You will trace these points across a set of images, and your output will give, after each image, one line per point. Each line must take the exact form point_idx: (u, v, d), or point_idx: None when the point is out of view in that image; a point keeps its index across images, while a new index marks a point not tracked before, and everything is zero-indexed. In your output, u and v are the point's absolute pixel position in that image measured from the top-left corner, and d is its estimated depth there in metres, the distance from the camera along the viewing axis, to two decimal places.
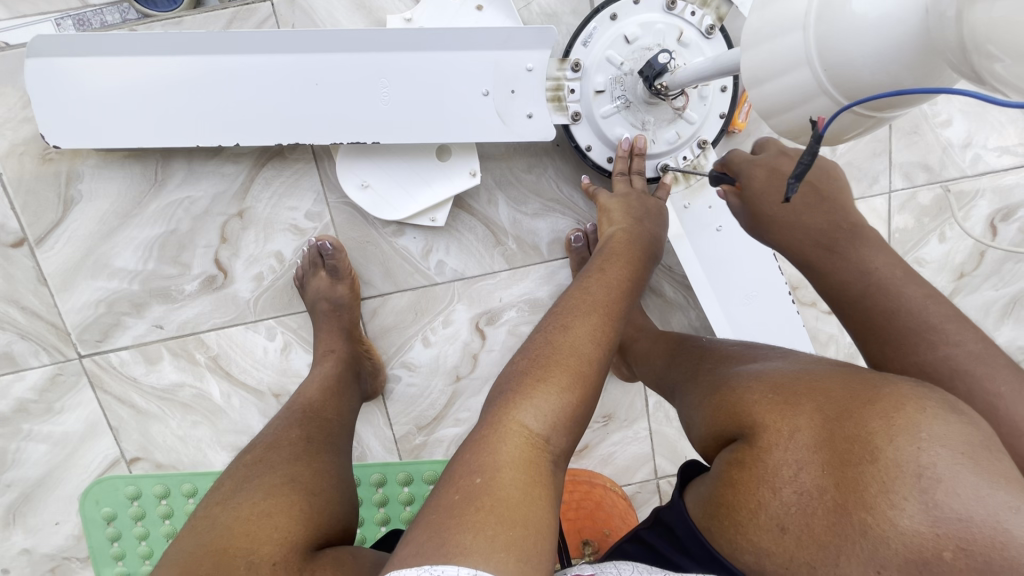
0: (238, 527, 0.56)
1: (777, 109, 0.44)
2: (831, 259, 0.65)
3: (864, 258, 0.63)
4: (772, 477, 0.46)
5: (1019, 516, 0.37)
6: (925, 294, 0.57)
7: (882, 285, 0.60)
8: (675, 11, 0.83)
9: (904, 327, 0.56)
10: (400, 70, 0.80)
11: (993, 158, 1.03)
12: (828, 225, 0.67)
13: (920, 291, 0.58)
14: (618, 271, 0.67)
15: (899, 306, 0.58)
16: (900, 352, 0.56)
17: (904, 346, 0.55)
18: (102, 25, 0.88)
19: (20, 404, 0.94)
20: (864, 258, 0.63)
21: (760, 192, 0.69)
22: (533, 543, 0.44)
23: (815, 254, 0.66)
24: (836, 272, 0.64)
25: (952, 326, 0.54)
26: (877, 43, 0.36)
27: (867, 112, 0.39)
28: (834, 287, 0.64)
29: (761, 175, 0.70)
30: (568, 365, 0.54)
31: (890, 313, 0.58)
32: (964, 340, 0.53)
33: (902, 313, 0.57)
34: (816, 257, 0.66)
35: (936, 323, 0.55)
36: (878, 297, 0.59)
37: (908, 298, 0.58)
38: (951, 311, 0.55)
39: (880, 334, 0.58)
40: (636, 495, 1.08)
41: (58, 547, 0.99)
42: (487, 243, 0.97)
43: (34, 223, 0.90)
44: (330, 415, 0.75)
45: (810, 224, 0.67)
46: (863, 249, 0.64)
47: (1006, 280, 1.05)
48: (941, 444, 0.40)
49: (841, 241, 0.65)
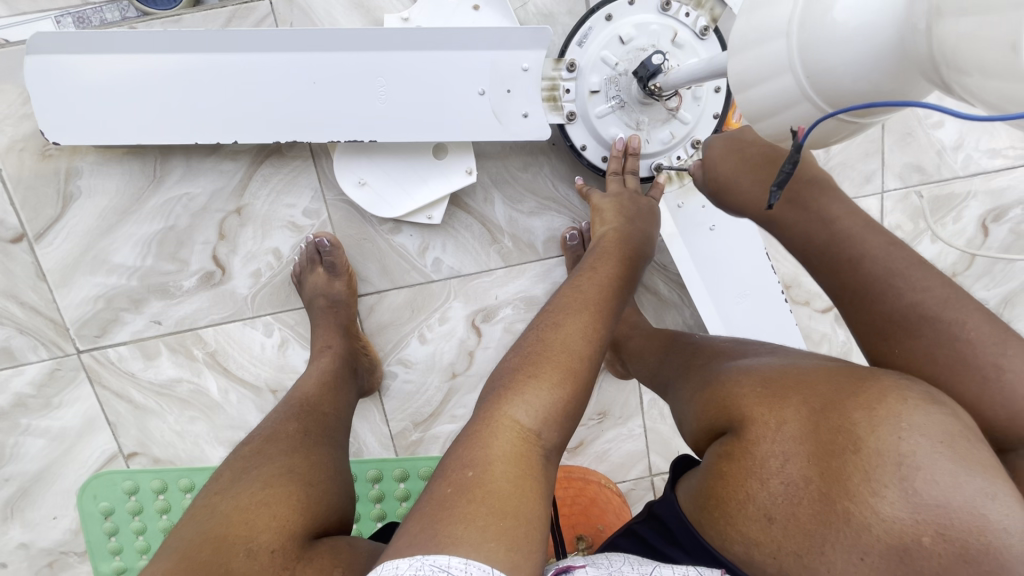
0: (238, 515, 0.57)
1: (762, 114, 0.45)
2: (797, 210, 0.65)
3: (825, 208, 0.64)
4: (759, 469, 0.47)
5: (994, 502, 0.39)
6: (889, 241, 0.59)
7: (849, 233, 0.61)
8: (669, 11, 0.84)
9: (869, 273, 0.57)
10: (396, 71, 0.81)
11: (984, 160, 1.04)
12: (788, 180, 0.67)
13: (884, 239, 0.59)
14: (609, 270, 0.68)
15: (864, 253, 0.59)
16: (865, 298, 0.57)
17: (868, 292, 0.56)
18: (102, 22, 0.89)
19: (18, 398, 0.95)
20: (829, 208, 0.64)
21: (719, 157, 0.73)
22: (524, 534, 0.45)
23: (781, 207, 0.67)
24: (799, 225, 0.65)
25: (915, 272, 0.55)
26: (858, 52, 0.36)
27: (849, 119, 0.40)
28: (801, 237, 0.65)
29: (720, 144, 0.73)
30: (560, 361, 0.55)
31: (855, 260, 0.59)
32: (931, 285, 0.53)
33: (867, 259, 0.58)
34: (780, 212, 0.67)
35: (899, 269, 0.56)
36: (844, 247, 0.60)
37: (872, 247, 0.59)
38: (911, 256, 0.56)
39: (846, 283, 0.59)
40: (630, 492, 1.09)
41: (55, 541, 1.00)
42: (483, 241, 0.98)
43: (34, 219, 0.91)
44: (327, 409, 0.76)
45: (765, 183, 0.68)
46: (824, 200, 0.65)
47: (997, 280, 1.07)
48: (920, 433, 0.41)
49: (804, 192, 0.66)
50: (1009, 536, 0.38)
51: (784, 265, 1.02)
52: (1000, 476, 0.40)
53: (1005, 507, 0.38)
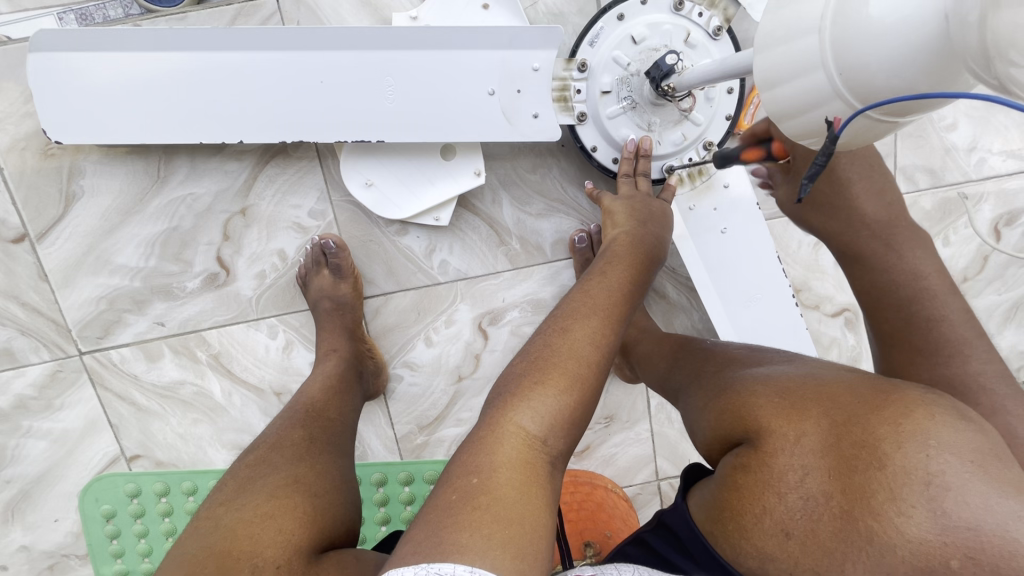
0: (240, 530, 0.56)
1: (790, 112, 0.44)
2: (886, 254, 0.64)
3: (915, 262, 0.63)
4: (777, 482, 0.46)
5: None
6: (964, 309, 0.60)
7: (933, 292, 0.61)
8: (682, 11, 0.83)
9: (942, 336, 0.59)
10: (406, 69, 0.79)
11: (998, 162, 1.02)
12: (886, 218, 0.66)
13: (960, 306, 0.61)
14: (620, 274, 0.66)
15: (944, 316, 0.60)
16: (935, 361, 0.58)
17: (941, 356, 0.58)
18: (105, 19, 0.88)
19: (20, 400, 0.94)
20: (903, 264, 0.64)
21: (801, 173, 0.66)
22: (530, 542, 0.44)
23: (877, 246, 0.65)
24: (881, 273, 0.64)
25: (977, 345, 0.58)
26: (894, 48, 0.35)
27: (884, 118, 0.39)
28: (880, 286, 0.64)
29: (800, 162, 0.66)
30: (568, 367, 0.53)
31: (931, 321, 0.60)
32: (990, 357, 0.58)
33: (945, 324, 0.59)
34: (871, 251, 0.65)
35: (971, 339, 0.59)
36: (923, 304, 0.61)
37: (950, 312, 0.60)
38: (977, 328, 0.60)
39: (916, 339, 0.60)
40: (636, 497, 1.08)
41: (56, 544, 0.99)
42: (490, 243, 0.97)
43: (35, 219, 0.90)
44: (333, 415, 0.75)
45: (869, 214, 0.66)
46: (915, 251, 0.64)
47: (1008, 284, 1.05)
48: (949, 451, 0.40)
49: (897, 236, 0.65)
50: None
51: (794, 270, 1.01)
52: None
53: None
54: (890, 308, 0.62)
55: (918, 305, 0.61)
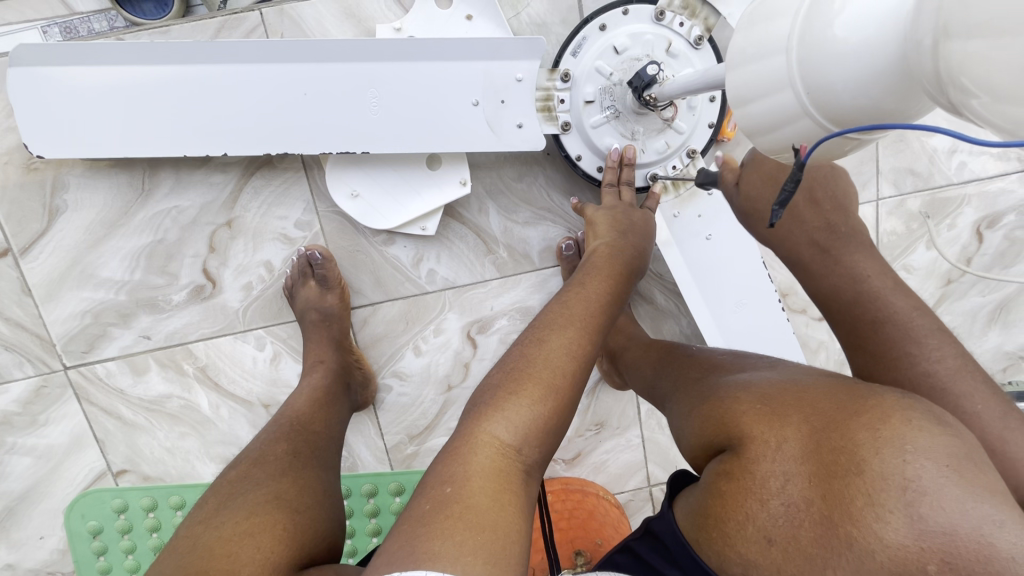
0: (219, 547, 0.55)
1: (762, 129, 0.45)
2: (826, 261, 0.67)
3: (856, 264, 0.65)
4: (758, 488, 0.46)
5: (1002, 529, 0.37)
6: (914, 305, 0.60)
7: (877, 294, 0.62)
8: (663, 22, 0.84)
9: (891, 337, 0.58)
10: (389, 82, 0.80)
11: (978, 165, 1.04)
12: (826, 224, 0.69)
13: (909, 302, 0.60)
14: (599, 284, 0.67)
15: (888, 315, 0.60)
16: (882, 361, 0.58)
17: (885, 356, 0.58)
18: (90, 33, 0.90)
19: (4, 416, 0.93)
20: (838, 270, 0.66)
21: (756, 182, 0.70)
22: (503, 548, 0.44)
23: (812, 254, 0.68)
24: (822, 280, 0.67)
25: (935, 339, 0.57)
26: (858, 70, 0.37)
27: (851, 136, 0.41)
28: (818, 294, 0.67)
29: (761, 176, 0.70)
30: (542, 378, 0.53)
31: (875, 322, 0.60)
32: (945, 354, 0.56)
33: (891, 323, 0.59)
34: (811, 257, 0.68)
35: (920, 336, 0.58)
36: (868, 306, 0.62)
37: (899, 310, 0.60)
38: (939, 324, 0.59)
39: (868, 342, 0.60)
40: (629, 503, 1.08)
41: (41, 562, 0.97)
42: (478, 252, 0.97)
43: (18, 233, 0.89)
44: (318, 428, 0.75)
45: (809, 222, 0.69)
46: (856, 255, 0.66)
47: (992, 287, 1.07)
48: (926, 456, 0.40)
49: (838, 244, 0.67)
50: (1018, 566, 0.36)
51: (780, 273, 1.02)
52: (1007, 501, 0.39)
53: (1014, 536, 0.37)
54: (840, 307, 0.64)
55: (861, 306, 0.62)
